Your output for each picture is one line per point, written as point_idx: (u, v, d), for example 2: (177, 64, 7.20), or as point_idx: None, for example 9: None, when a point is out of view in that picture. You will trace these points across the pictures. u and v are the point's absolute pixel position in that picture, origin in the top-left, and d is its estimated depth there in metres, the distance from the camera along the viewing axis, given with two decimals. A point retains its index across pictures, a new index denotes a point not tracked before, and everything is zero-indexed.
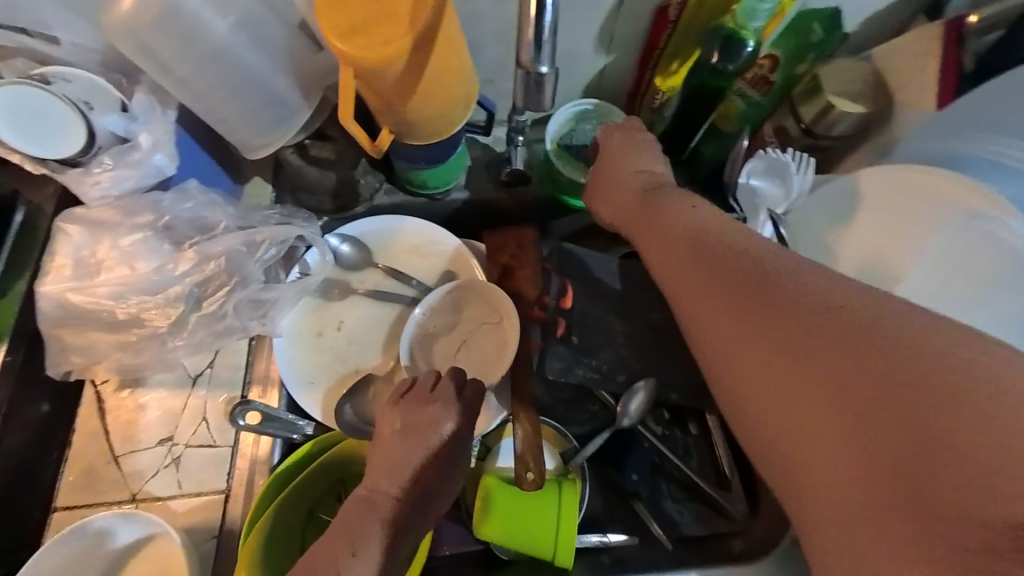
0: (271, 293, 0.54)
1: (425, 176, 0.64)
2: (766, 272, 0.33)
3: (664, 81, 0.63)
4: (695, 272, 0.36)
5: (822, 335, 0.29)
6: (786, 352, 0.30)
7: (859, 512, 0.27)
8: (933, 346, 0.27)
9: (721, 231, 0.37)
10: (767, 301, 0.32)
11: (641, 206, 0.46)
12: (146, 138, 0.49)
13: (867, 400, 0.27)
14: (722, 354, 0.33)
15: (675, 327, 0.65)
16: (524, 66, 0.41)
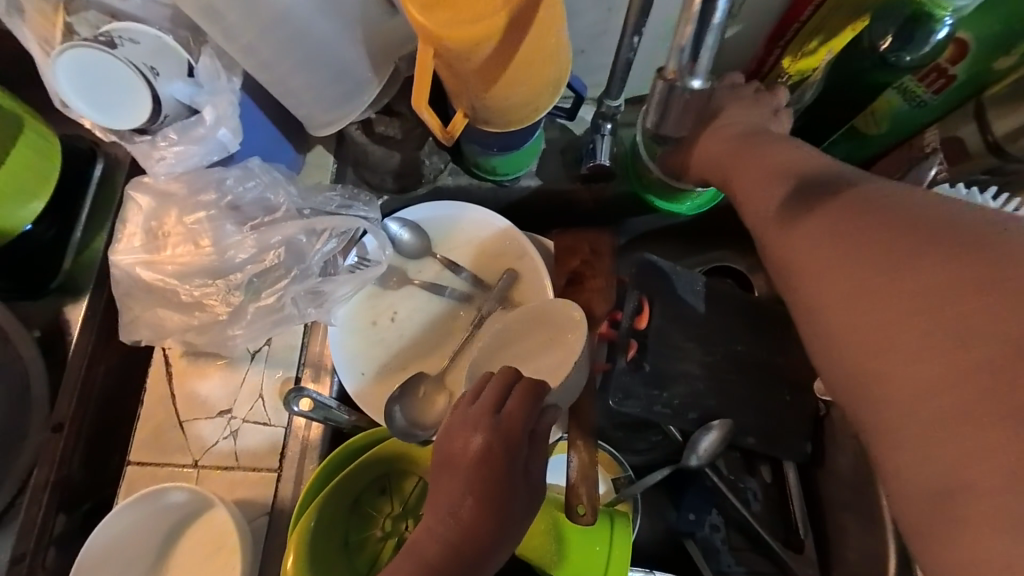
0: (330, 285, 0.52)
1: (496, 163, 0.57)
2: (949, 232, 0.26)
3: (793, 63, 0.50)
4: (799, 214, 0.33)
5: (944, 267, 0.25)
6: (929, 309, 0.25)
7: (967, 468, 0.23)
8: None
9: (838, 171, 0.33)
10: (883, 233, 0.28)
11: (737, 147, 0.41)
12: (210, 112, 0.45)
13: (990, 334, 0.23)
14: (814, 294, 0.30)
15: (753, 360, 0.59)
16: (668, 74, 0.34)
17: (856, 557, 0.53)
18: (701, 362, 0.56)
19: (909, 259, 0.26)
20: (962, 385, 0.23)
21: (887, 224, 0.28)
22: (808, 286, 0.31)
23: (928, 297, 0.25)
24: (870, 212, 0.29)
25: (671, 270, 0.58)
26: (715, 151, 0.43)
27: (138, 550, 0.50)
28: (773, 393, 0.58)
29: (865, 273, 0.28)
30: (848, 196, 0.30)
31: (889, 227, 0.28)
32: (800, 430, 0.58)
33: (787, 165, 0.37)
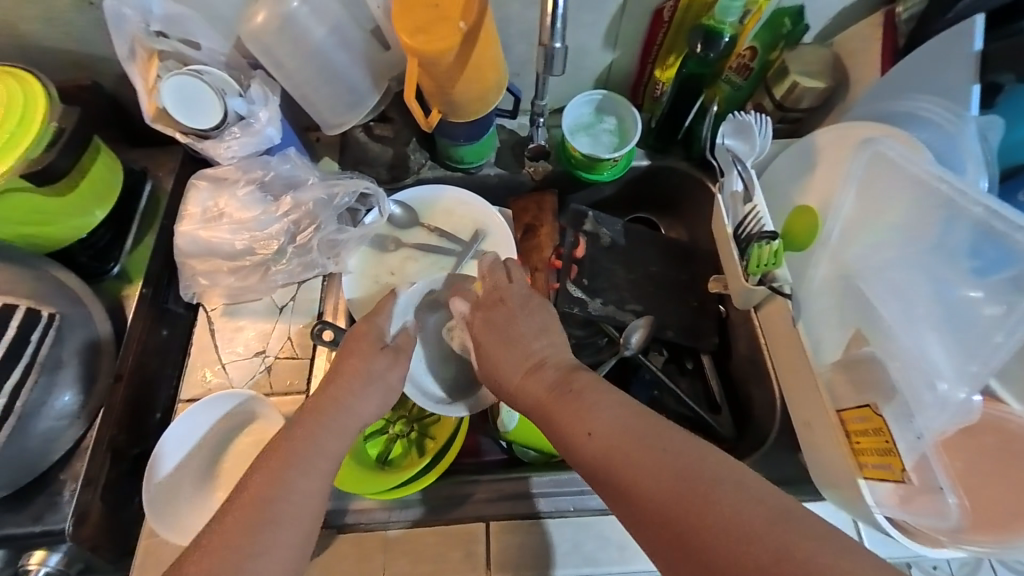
0: (344, 236, 0.71)
1: (463, 152, 0.79)
2: (661, 468, 0.40)
3: (663, 73, 0.77)
4: (648, 533, 0.40)
5: (690, 498, 0.38)
6: (695, 492, 0.38)
7: (747, 534, 0.36)
8: (715, 482, 0.38)
9: (624, 460, 0.42)
10: (674, 531, 0.38)
11: (560, 391, 0.49)
12: (263, 114, 0.66)
13: (703, 516, 0.37)
14: (659, 505, 0.39)
15: (671, 276, 0.77)
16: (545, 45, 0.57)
17: (762, 408, 0.69)
18: (628, 279, 0.75)
19: (658, 507, 0.39)
20: (745, 545, 0.35)
21: (669, 507, 0.39)
22: (614, 467, 0.42)
23: (679, 547, 0.38)
24: (641, 510, 0.40)
25: (596, 216, 0.77)
26: (535, 391, 0.51)
27: (199, 456, 0.62)
28: (685, 301, 0.76)
29: (631, 472, 0.41)
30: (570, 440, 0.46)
31: (666, 524, 0.39)
32: (710, 326, 0.75)
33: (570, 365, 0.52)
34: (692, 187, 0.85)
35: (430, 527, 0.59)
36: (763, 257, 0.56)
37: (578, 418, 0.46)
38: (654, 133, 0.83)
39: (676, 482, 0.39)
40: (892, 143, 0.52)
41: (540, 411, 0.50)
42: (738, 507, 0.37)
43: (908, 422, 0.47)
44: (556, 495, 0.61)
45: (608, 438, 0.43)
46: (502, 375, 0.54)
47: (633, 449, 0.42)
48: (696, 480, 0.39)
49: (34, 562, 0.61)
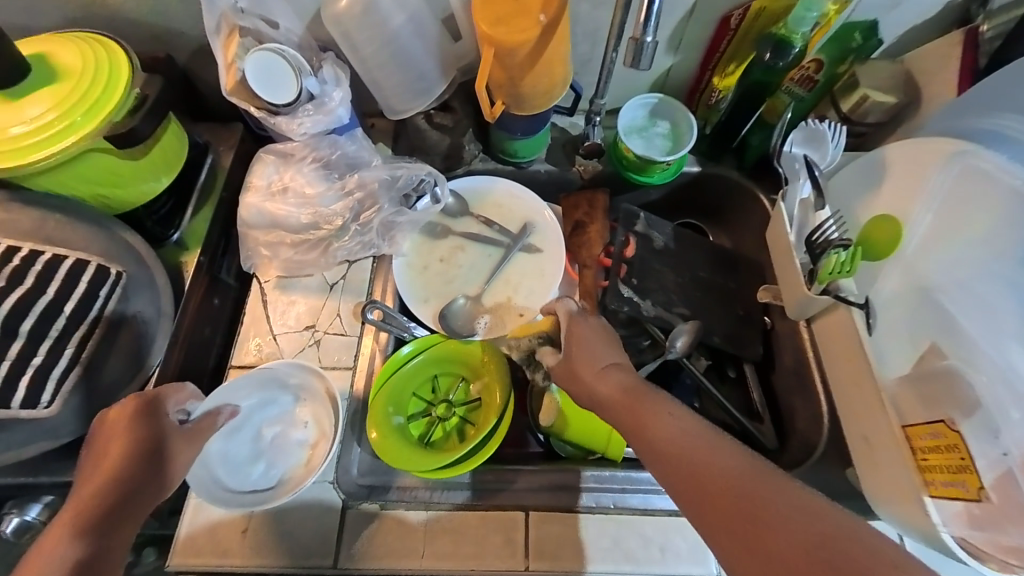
0: (402, 218, 0.73)
1: (518, 145, 0.80)
2: (743, 474, 0.41)
3: (721, 81, 0.79)
4: (723, 532, 0.40)
5: (781, 504, 0.39)
6: (779, 499, 0.39)
7: (827, 548, 0.36)
8: (794, 492, 0.39)
9: (703, 455, 0.43)
10: (749, 528, 0.39)
11: (633, 392, 0.50)
12: (336, 94, 0.67)
13: (795, 523, 0.38)
14: (739, 505, 0.40)
15: (719, 284, 0.77)
16: (637, 38, 0.55)
17: (808, 422, 0.68)
18: (677, 282, 0.75)
19: (722, 503, 0.40)
20: (821, 551, 0.36)
21: (743, 513, 0.39)
22: (692, 463, 0.43)
23: (753, 545, 0.38)
24: (716, 510, 0.40)
25: (648, 219, 0.78)
26: (610, 391, 0.51)
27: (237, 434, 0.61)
28: (731, 309, 0.76)
29: (705, 472, 0.42)
30: (645, 434, 0.47)
31: (743, 524, 0.39)
32: (756, 336, 0.75)
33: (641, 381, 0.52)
34: (742, 198, 0.85)
35: (472, 510, 0.60)
36: (835, 265, 0.56)
37: (649, 421, 0.47)
38: (708, 139, 0.84)
39: (745, 492, 0.40)
40: (988, 156, 0.55)
41: (614, 410, 0.50)
42: (800, 514, 0.38)
43: (994, 439, 0.49)
44: (598, 491, 0.61)
45: (683, 443, 0.44)
46: (581, 373, 0.54)
47: (703, 446, 0.43)
48: (765, 493, 0.39)
49: None
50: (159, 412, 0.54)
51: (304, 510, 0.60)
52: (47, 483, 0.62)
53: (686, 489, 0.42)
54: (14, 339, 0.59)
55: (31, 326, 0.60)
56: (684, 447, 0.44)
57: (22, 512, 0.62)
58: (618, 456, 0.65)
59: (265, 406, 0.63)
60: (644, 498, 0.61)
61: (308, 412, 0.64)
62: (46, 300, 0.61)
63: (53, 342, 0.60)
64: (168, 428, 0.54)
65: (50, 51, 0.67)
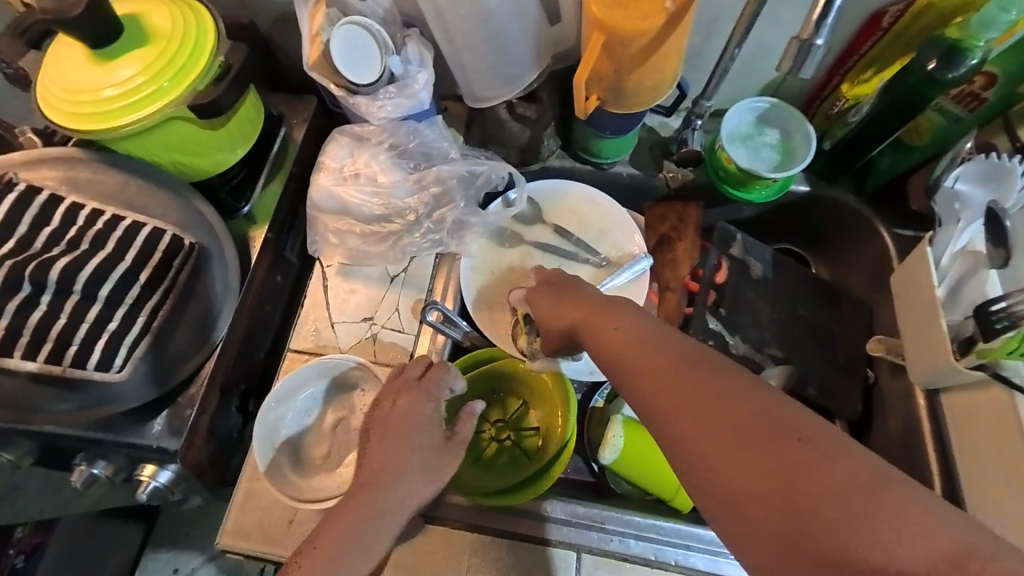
0: (474, 218, 0.69)
1: (603, 145, 0.73)
2: (697, 372, 0.37)
3: (851, 88, 0.67)
4: (676, 434, 0.36)
5: (732, 404, 0.35)
6: (733, 402, 0.35)
7: (760, 455, 0.32)
8: (745, 394, 0.35)
9: (667, 357, 0.39)
10: (703, 426, 0.35)
11: (602, 302, 0.48)
12: (420, 76, 0.62)
13: (743, 428, 0.34)
14: (694, 408, 0.36)
15: (815, 325, 0.68)
16: (804, 37, 0.44)
17: None
18: (770, 319, 0.67)
19: (684, 403, 0.36)
20: (764, 460, 0.32)
21: (696, 414, 0.35)
22: (651, 371, 0.39)
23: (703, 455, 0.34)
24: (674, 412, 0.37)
25: (746, 242, 0.69)
26: (575, 312, 0.50)
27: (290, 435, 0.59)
28: (828, 355, 0.67)
29: (657, 372, 0.39)
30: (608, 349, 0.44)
31: (694, 425, 0.35)
32: (853, 390, 0.66)
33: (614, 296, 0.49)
34: (855, 227, 0.74)
35: (523, 542, 0.56)
36: (1019, 345, 0.45)
37: (601, 328, 0.45)
38: (825, 156, 0.73)
39: (692, 384, 0.37)
40: None
41: (577, 321, 0.49)
42: (750, 408, 0.34)
43: None
44: (658, 542, 0.57)
45: (631, 344, 0.42)
46: (546, 309, 0.54)
47: (663, 350, 0.40)
48: (704, 379, 0.36)
49: (145, 474, 0.64)
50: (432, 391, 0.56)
51: None
52: (111, 442, 0.63)
53: (640, 394, 0.39)
54: (93, 303, 0.59)
55: (109, 291, 0.60)
56: (633, 345, 0.41)
57: (89, 464, 0.64)
58: (685, 505, 0.60)
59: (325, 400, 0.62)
60: (711, 560, 0.56)
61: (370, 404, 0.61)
62: (123, 267, 0.61)
63: (127, 309, 0.61)
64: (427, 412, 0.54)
65: (142, 11, 0.65)
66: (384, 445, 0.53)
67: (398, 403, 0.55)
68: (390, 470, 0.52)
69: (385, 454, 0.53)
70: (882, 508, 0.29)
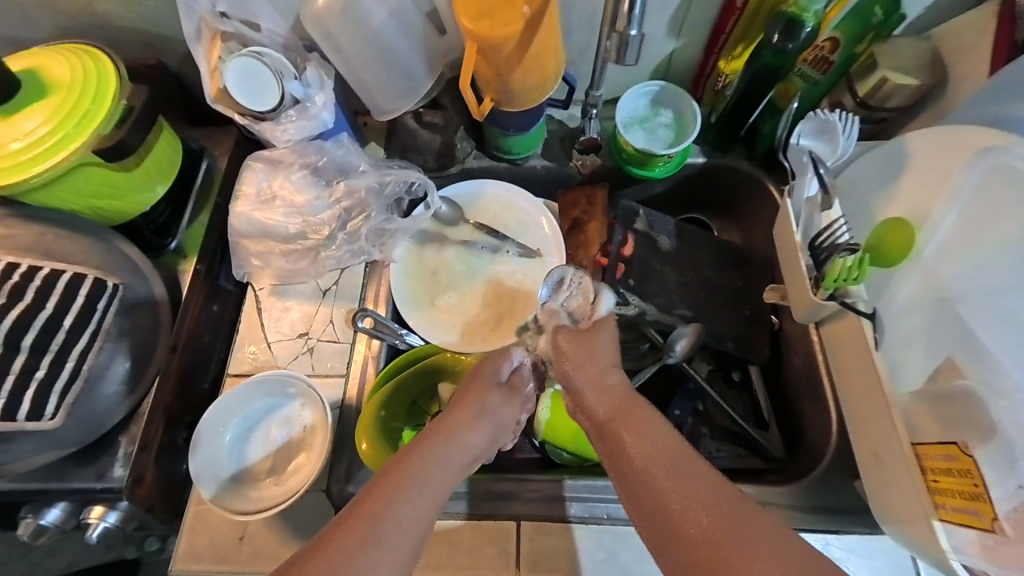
0: (392, 225, 0.72)
1: (512, 142, 0.77)
2: (711, 499, 0.40)
3: (727, 65, 0.73)
4: (684, 566, 0.38)
5: (745, 548, 0.37)
6: (759, 542, 0.37)
7: None
8: (757, 526, 0.38)
9: (675, 478, 0.42)
10: (711, 559, 0.37)
11: (621, 401, 0.50)
12: (320, 99, 0.66)
13: (773, 568, 0.36)
14: (704, 537, 0.38)
15: (724, 283, 0.74)
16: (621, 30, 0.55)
17: (816, 431, 0.65)
18: (677, 283, 0.72)
19: (695, 540, 0.39)
20: None
21: (705, 542, 0.38)
22: (670, 499, 0.41)
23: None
24: (679, 529, 0.40)
25: (648, 216, 0.74)
26: (602, 398, 0.51)
27: (232, 459, 0.61)
28: (735, 308, 0.72)
29: (665, 493, 0.42)
30: (623, 451, 0.46)
31: (700, 547, 0.38)
32: (763, 338, 0.72)
33: (625, 395, 0.51)
34: (751, 191, 0.81)
35: (466, 521, 0.60)
36: (843, 271, 0.53)
37: (627, 434, 0.47)
38: (714, 129, 0.79)
39: (707, 532, 0.38)
40: (1012, 150, 0.52)
41: (602, 415, 0.50)
42: (763, 547, 0.37)
43: (1010, 469, 0.46)
44: (592, 501, 0.61)
45: (656, 461, 0.44)
46: (581, 378, 0.54)
47: (681, 472, 0.42)
48: (722, 531, 0.38)
49: (94, 516, 0.65)
50: (486, 372, 0.58)
51: (299, 518, 0.61)
52: (56, 490, 0.64)
53: (651, 511, 0.42)
54: (18, 354, 0.60)
55: (34, 340, 0.61)
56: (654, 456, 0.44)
57: (37, 515, 0.65)
58: None
59: (263, 418, 0.63)
60: None
61: (308, 413, 0.64)
62: (46, 314, 0.62)
63: (55, 355, 0.62)
64: (492, 380, 0.57)
65: (41, 64, 0.67)
66: (460, 413, 0.53)
67: (462, 391, 0.56)
68: (414, 463, 0.47)
69: (383, 493, 0.43)
70: None
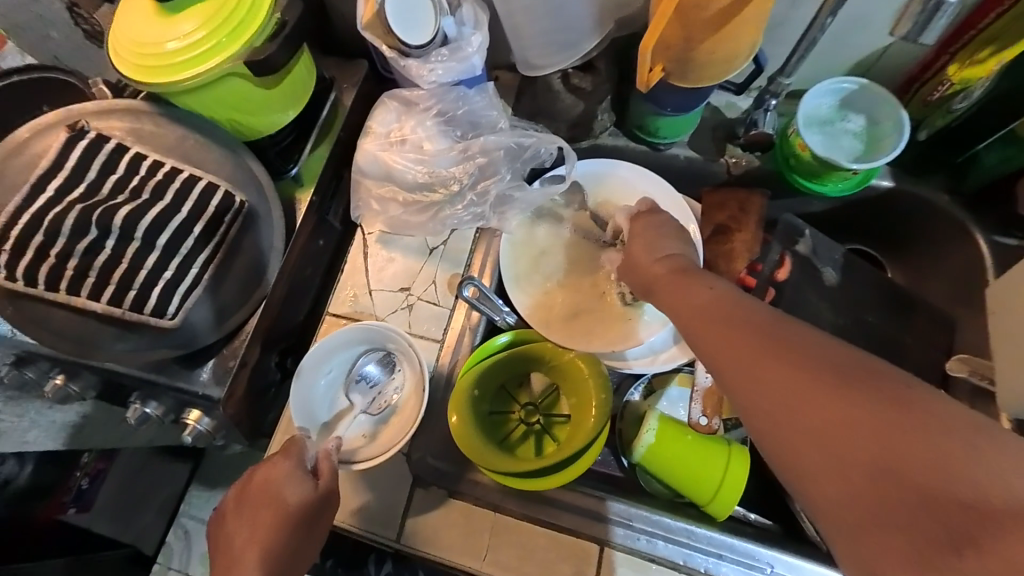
0: (518, 193, 0.67)
1: (661, 124, 0.67)
2: (774, 332, 0.39)
3: (959, 70, 0.57)
4: (759, 388, 0.38)
5: (817, 370, 0.36)
6: (824, 370, 0.36)
7: (850, 413, 0.34)
8: (816, 354, 0.37)
9: (740, 311, 0.42)
10: (786, 373, 0.37)
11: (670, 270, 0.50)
12: (474, 40, 0.60)
13: (843, 392, 0.35)
14: (779, 360, 0.37)
15: (886, 336, 0.62)
16: None
17: None
18: (833, 325, 0.61)
19: (766, 366, 0.38)
20: (862, 430, 0.33)
21: (776, 365, 0.37)
22: (734, 344, 0.40)
23: (788, 403, 0.36)
24: (745, 358, 0.39)
25: (814, 238, 0.63)
26: (653, 271, 0.51)
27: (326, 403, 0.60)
28: None
29: (733, 331, 0.41)
30: (677, 308, 0.46)
31: (773, 368, 0.37)
32: None
33: (688, 269, 0.49)
34: (943, 234, 0.67)
35: (545, 528, 0.56)
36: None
37: (688, 290, 0.46)
38: (917, 148, 0.66)
39: (781, 348, 0.38)
40: None
41: (654, 284, 0.51)
42: (821, 367, 0.36)
43: None
44: (688, 547, 0.56)
45: (717, 310, 0.43)
46: (637, 258, 0.53)
47: (740, 310, 0.42)
48: (796, 346, 0.38)
49: (191, 419, 0.68)
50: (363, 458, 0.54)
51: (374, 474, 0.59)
52: (163, 384, 0.66)
53: (718, 361, 0.41)
54: (151, 252, 0.62)
55: (166, 241, 0.62)
56: (715, 306, 0.43)
57: (143, 403, 0.69)
58: (721, 515, 0.56)
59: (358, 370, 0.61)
60: (741, 571, 0.55)
61: (401, 377, 0.60)
62: (180, 218, 0.64)
63: (180, 260, 0.63)
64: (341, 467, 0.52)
65: None
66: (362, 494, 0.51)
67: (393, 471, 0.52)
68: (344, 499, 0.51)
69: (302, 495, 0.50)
70: (974, 457, 0.31)
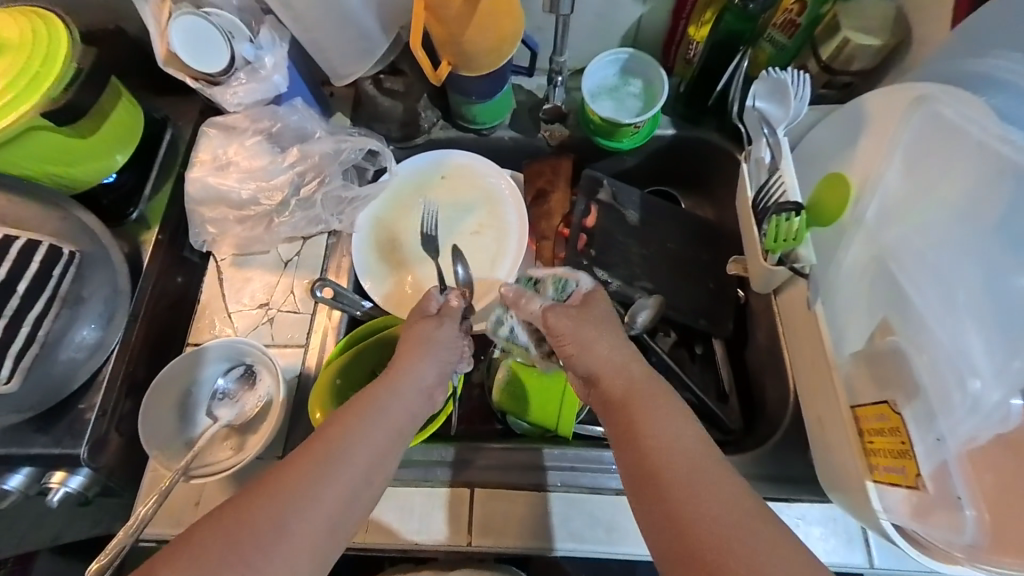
0: (350, 193, 0.72)
1: (476, 111, 0.75)
2: (714, 498, 0.40)
3: (697, 30, 0.71)
4: (658, 531, 0.41)
5: (734, 542, 0.38)
6: (740, 540, 0.38)
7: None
8: (735, 528, 0.38)
9: (686, 467, 0.42)
10: (692, 534, 0.39)
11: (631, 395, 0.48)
12: (270, 61, 0.65)
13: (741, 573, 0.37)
14: (695, 519, 0.39)
15: (691, 256, 0.73)
16: None
17: (773, 406, 0.67)
18: (642, 255, 0.72)
19: (681, 519, 0.40)
20: None
21: (686, 524, 0.39)
22: (672, 483, 0.41)
23: (682, 549, 0.39)
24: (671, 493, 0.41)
25: (613, 185, 0.73)
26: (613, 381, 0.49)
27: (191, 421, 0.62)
28: (701, 282, 0.72)
29: (674, 478, 0.41)
30: (630, 421, 0.46)
31: (687, 520, 0.39)
32: (727, 312, 0.72)
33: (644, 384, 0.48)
34: (722, 163, 0.79)
35: (419, 486, 0.60)
36: (782, 232, 0.58)
37: (643, 420, 0.46)
38: (683, 99, 0.77)
39: (706, 515, 0.39)
40: (948, 103, 0.51)
41: (618, 400, 0.48)
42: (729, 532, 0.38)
43: (930, 423, 0.48)
44: (547, 469, 0.61)
45: (674, 454, 0.43)
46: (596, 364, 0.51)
47: (689, 463, 0.42)
48: (725, 513, 0.39)
49: (55, 481, 0.65)
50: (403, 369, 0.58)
51: (252, 481, 0.62)
52: (17, 455, 0.65)
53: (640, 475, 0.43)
54: None
55: None
56: (674, 451, 0.43)
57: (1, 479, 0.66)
58: (568, 433, 0.64)
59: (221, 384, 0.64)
60: (594, 478, 0.61)
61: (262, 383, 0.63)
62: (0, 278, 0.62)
63: (8, 320, 0.61)
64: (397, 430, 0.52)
65: None
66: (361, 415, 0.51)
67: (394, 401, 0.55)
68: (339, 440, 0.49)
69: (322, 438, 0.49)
70: None
